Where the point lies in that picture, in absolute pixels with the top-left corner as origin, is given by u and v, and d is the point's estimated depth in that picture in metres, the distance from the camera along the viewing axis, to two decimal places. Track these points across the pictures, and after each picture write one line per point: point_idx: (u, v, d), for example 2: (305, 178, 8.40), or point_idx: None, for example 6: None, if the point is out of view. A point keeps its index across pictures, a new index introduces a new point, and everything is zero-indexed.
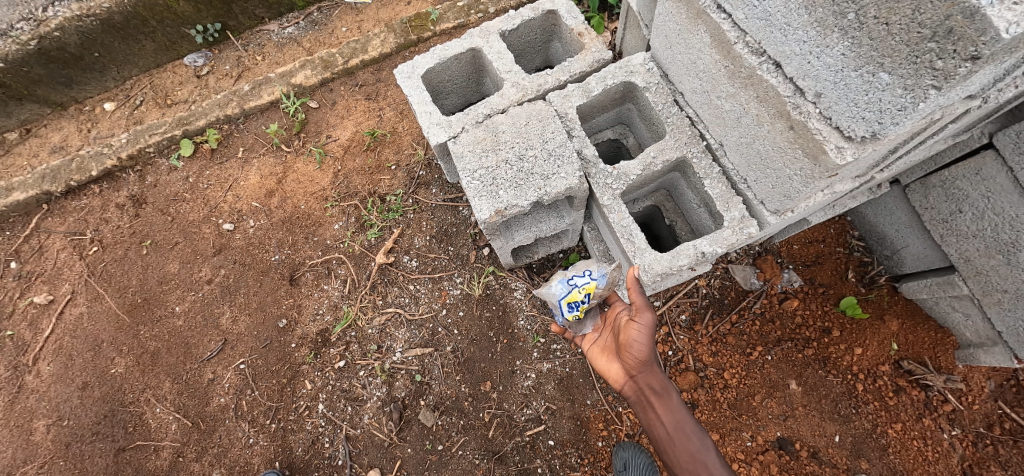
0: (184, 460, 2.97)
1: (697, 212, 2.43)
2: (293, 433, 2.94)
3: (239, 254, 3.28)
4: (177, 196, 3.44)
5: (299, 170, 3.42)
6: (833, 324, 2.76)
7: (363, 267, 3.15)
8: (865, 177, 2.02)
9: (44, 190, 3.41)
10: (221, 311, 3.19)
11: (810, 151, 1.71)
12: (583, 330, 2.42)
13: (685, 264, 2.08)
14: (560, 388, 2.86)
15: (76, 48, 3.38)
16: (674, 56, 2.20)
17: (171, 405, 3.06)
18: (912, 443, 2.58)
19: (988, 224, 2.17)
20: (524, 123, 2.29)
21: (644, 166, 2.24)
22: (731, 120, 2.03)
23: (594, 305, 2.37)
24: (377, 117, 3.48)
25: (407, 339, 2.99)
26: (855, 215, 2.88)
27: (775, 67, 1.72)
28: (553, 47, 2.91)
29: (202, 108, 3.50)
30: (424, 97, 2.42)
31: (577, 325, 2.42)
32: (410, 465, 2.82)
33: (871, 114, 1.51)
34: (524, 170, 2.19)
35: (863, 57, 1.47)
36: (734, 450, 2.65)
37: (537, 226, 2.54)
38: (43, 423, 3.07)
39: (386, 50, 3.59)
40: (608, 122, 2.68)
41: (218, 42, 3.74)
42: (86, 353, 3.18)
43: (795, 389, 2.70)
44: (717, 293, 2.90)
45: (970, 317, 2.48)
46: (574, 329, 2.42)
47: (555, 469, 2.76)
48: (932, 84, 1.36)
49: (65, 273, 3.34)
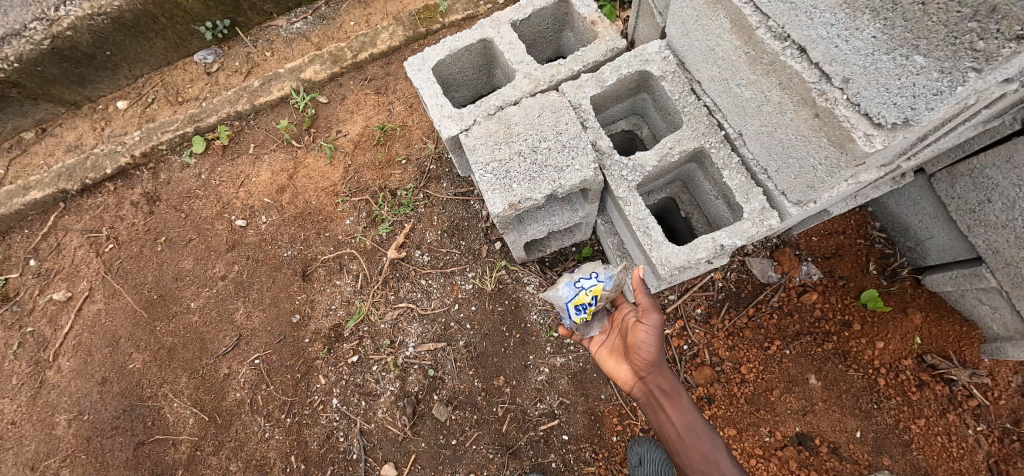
0: (202, 453, 2.99)
1: (713, 203, 2.36)
2: (307, 427, 2.94)
3: (252, 250, 3.28)
4: (190, 193, 3.44)
5: (310, 165, 3.40)
6: (854, 317, 2.70)
7: (375, 262, 3.13)
8: (890, 167, 1.95)
9: (61, 188, 3.44)
10: (235, 306, 3.19)
11: (836, 139, 1.64)
12: (590, 333, 2.34)
13: (704, 257, 2.02)
14: (573, 383, 2.83)
15: (89, 47, 3.36)
16: (691, 43, 2.15)
17: (188, 400, 3.07)
18: (936, 439, 2.51)
19: (1019, 214, 2.09)
20: (537, 114, 2.25)
21: (660, 157, 2.19)
22: (752, 108, 1.97)
23: (601, 307, 2.32)
24: (388, 111, 3.46)
25: (420, 334, 2.97)
26: (876, 206, 2.81)
27: (800, 52, 1.66)
28: (566, 36, 2.85)
29: (213, 104, 3.51)
30: (436, 90, 2.38)
31: (584, 328, 2.34)
32: (424, 459, 2.81)
33: (904, 100, 1.45)
34: (538, 163, 2.15)
35: (896, 39, 1.44)
36: (751, 446, 2.61)
37: (551, 220, 2.49)
38: (65, 417, 3.11)
39: (396, 43, 3.56)
40: (621, 113, 2.62)
41: (228, 39, 3.71)
42: (106, 348, 3.20)
43: (815, 384, 2.64)
44: (734, 286, 2.86)
45: (998, 309, 2.41)
46: (581, 332, 2.34)
47: (570, 464, 2.74)
48: (971, 66, 1.32)
49: (83, 270, 3.36)
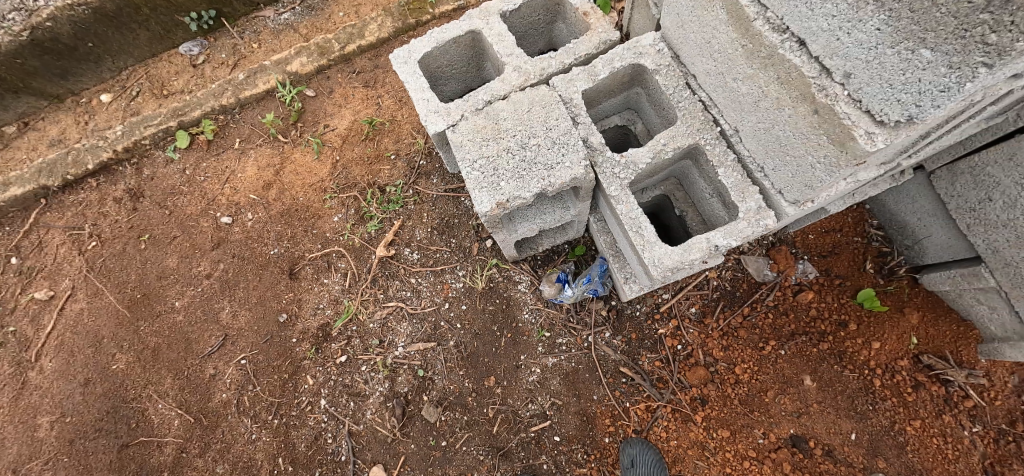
0: (187, 455, 2.93)
1: (708, 202, 2.30)
2: (296, 428, 2.88)
3: (239, 248, 3.20)
4: (174, 190, 3.36)
5: (297, 160, 3.32)
6: (850, 317, 2.65)
7: (364, 261, 3.06)
8: (890, 165, 1.88)
9: (41, 184, 3.34)
10: (221, 306, 3.12)
11: (835, 137, 1.58)
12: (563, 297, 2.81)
13: (698, 258, 1.96)
14: (565, 383, 2.78)
15: (70, 39, 3.26)
16: (687, 36, 2.08)
17: (173, 401, 3.01)
18: (932, 441, 2.47)
19: (1020, 214, 2.04)
20: (527, 109, 2.17)
21: (654, 153, 2.12)
22: (748, 104, 1.91)
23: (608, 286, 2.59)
24: (377, 105, 3.37)
25: (410, 334, 2.91)
26: (874, 203, 2.76)
27: (799, 45, 1.60)
28: (558, 28, 2.77)
29: (197, 98, 3.41)
30: (422, 84, 2.30)
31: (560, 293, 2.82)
32: (414, 460, 2.76)
33: (908, 96, 1.40)
34: (527, 160, 2.08)
35: (902, 32, 1.37)
36: (745, 448, 2.56)
37: (542, 218, 2.42)
38: (47, 419, 3.03)
39: (385, 34, 3.47)
40: (615, 108, 2.55)
41: (214, 30, 3.61)
42: (88, 349, 3.13)
43: (810, 385, 2.60)
44: (729, 285, 2.81)
45: (996, 310, 2.36)
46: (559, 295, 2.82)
47: (561, 466, 2.69)
48: (982, 61, 1.26)
49: (65, 268, 3.28)
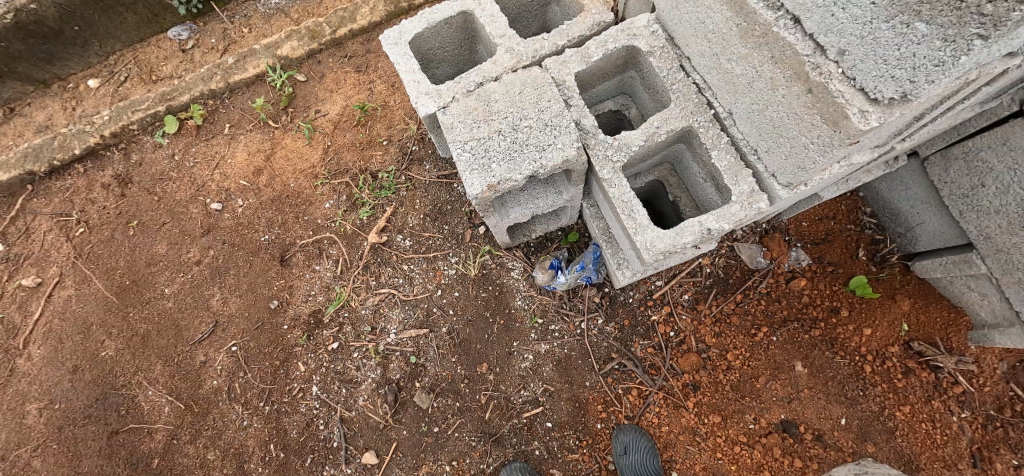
0: (178, 442, 2.91)
1: (701, 186, 2.29)
2: (288, 415, 2.86)
3: (229, 234, 3.17)
4: (164, 176, 3.31)
5: (287, 146, 3.28)
6: (842, 303, 2.66)
7: (356, 247, 3.04)
8: (884, 148, 1.87)
9: (27, 170, 3.29)
10: (212, 292, 3.09)
11: (829, 116, 1.57)
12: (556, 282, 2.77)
13: (690, 241, 1.95)
14: (558, 369, 2.77)
15: (55, 22, 3.19)
16: (681, 16, 2.05)
17: (163, 388, 2.98)
18: (921, 426, 2.49)
19: (1012, 199, 2.03)
20: (518, 91, 2.15)
21: (647, 136, 2.10)
22: (743, 85, 1.89)
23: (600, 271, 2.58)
24: (368, 90, 3.33)
25: (402, 320, 2.89)
26: (868, 190, 2.75)
27: (793, 23, 1.58)
28: (552, 11, 2.74)
29: (186, 82, 3.35)
30: (413, 65, 2.26)
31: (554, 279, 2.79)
32: (406, 446, 2.75)
33: (903, 72, 1.40)
34: (518, 142, 2.05)
35: (897, 5, 1.35)
36: (736, 433, 2.57)
37: (534, 203, 2.41)
38: (36, 406, 3.00)
39: (376, 18, 3.42)
40: (609, 92, 2.53)
41: (203, 14, 3.55)
42: (77, 336, 3.09)
43: (801, 371, 2.61)
44: (721, 272, 2.81)
45: (986, 296, 2.36)
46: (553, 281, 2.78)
47: (553, 451, 2.69)
48: (977, 32, 1.27)
49: (52, 255, 3.23)
